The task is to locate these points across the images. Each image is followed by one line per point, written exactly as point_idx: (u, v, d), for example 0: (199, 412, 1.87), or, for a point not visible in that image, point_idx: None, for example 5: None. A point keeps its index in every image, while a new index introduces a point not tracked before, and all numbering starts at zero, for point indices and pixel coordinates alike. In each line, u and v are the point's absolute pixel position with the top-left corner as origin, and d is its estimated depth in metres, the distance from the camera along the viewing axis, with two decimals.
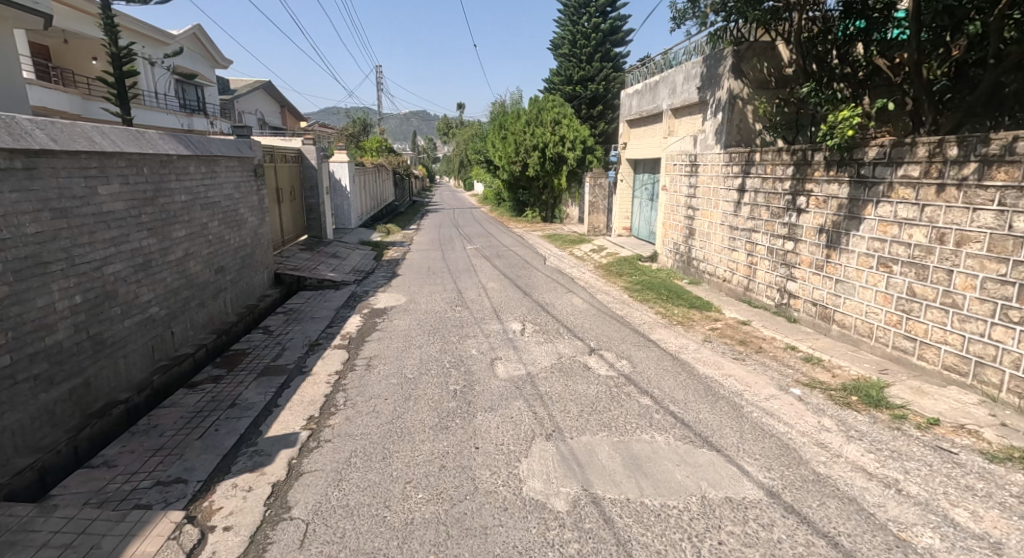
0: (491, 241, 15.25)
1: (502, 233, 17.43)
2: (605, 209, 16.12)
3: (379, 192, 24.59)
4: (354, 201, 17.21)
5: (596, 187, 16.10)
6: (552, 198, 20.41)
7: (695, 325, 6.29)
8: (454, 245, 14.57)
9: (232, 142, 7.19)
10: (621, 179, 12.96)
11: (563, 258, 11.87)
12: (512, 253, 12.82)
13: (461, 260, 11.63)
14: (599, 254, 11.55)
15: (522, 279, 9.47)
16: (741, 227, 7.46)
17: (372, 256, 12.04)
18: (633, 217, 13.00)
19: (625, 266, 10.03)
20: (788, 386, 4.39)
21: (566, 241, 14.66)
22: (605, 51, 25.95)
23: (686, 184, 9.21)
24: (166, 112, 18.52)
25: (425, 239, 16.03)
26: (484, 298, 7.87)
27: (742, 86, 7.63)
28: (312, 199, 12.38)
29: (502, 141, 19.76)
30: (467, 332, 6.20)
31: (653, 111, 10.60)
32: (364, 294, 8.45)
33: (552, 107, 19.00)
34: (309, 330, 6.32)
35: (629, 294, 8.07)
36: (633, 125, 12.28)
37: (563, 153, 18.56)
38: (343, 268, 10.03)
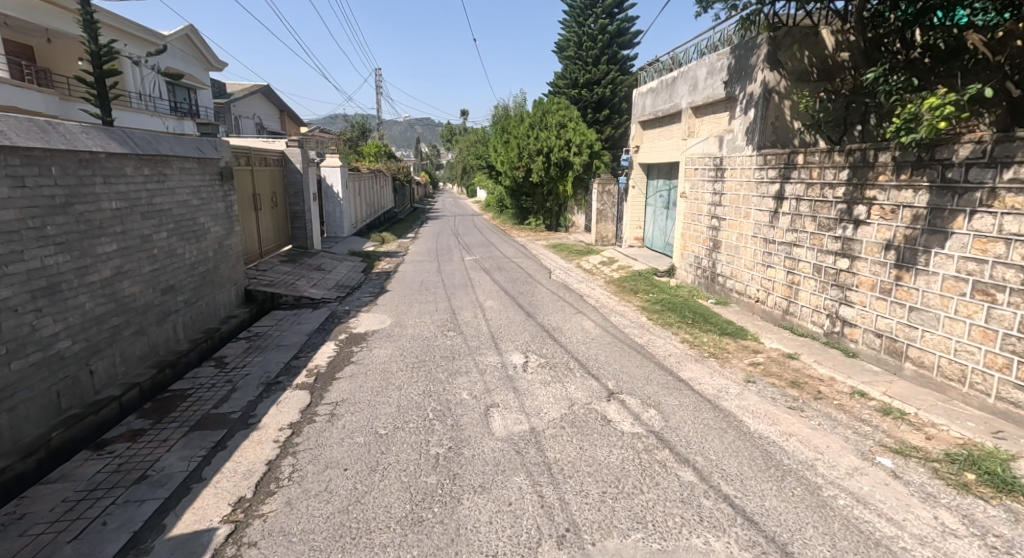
0: (492, 251, 14.26)
1: (505, 242, 16.44)
2: (613, 217, 15.13)
3: (377, 198, 23.69)
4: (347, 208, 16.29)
5: (605, 194, 15.13)
6: (557, 206, 19.46)
7: (731, 359, 5.27)
8: (452, 255, 13.58)
9: (190, 141, 6.24)
10: (633, 185, 11.98)
11: (570, 271, 10.86)
12: (514, 265, 11.82)
13: (459, 273, 10.65)
14: (609, 267, 10.53)
15: (525, 296, 8.46)
16: (779, 240, 6.44)
17: (362, 269, 11.07)
18: (646, 227, 12.00)
19: (641, 282, 9.01)
20: (872, 454, 3.36)
21: (572, 251, 13.65)
22: (612, 53, 25.12)
23: (710, 190, 8.21)
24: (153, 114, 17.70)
25: (422, 249, 15.05)
26: (481, 320, 6.87)
27: (779, 78, 6.64)
28: (298, 206, 11.43)
29: (505, 145, 18.83)
30: (459, 366, 5.18)
31: (671, 111, 9.63)
32: (345, 314, 7.47)
33: (558, 110, 18.07)
34: (273, 362, 5.34)
35: (647, 316, 7.06)
36: (648, 126, 11.31)
37: (569, 158, 17.60)
38: (327, 283, 9.05)
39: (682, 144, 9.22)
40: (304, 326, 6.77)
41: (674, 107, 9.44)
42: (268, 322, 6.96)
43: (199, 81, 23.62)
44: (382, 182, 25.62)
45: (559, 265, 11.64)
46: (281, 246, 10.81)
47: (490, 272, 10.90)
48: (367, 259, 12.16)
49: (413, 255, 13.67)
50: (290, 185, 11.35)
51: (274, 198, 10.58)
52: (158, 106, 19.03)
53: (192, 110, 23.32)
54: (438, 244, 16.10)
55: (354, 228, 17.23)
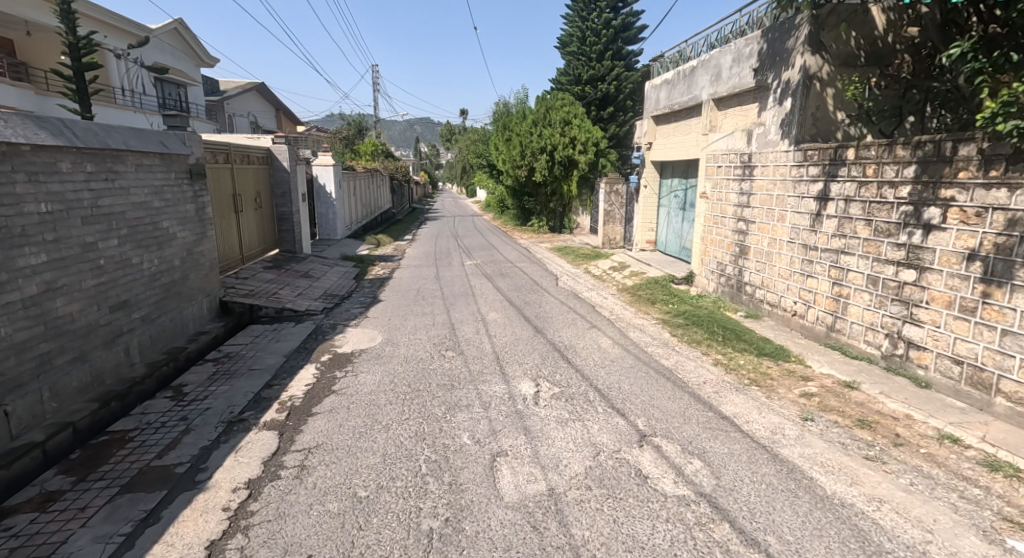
0: (494, 254, 13.49)
1: (507, 245, 15.67)
2: (621, 219, 14.38)
3: (373, 198, 22.92)
4: (340, 209, 15.53)
5: (612, 194, 14.38)
6: (561, 206, 18.69)
7: (777, 387, 4.52)
8: (452, 259, 12.81)
9: (150, 134, 5.45)
10: (644, 184, 11.22)
11: (578, 278, 10.09)
12: (518, 270, 11.04)
13: (458, 280, 9.88)
14: (621, 274, 9.77)
15: (531, 307, 7.69)
16: (822, 247, 5.67)
17: (354, 275, 10.29)
18: (659, 230, 11.24)
19: (658, 290, 8.25)
20: (996, 532, 2.58)
21: (579, 255, 12.88)
22: (616, 49, 24.43)
23: (736, 190, 7.44)
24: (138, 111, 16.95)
25: (419, 252, 14.27)
26: (484, 336, 6.11)
27: (821, 63, 5.87)
28: (286, 207, 10.66)
29: (506, 143, 18.05)
30: (460, 397, 4.41)
31: (690, 104, 8.86)
32: (332, 329, 6.70)
33: (562, 106, 17.31)
34: (240, 392, 4.54)
35: (670, 332, 6.30)
36: (662, 122, 10.54)
37: (573, 156, 16.85)
38: (314, 292, 8.28)
39: (702, 139, 8.45)
40: (283, 344, 5.97)
41: (694, 100, 8.68)
42: (244, 339, 6.18)
43: (188, 76, 22.89)
44: (379, 182, 24.84)
45: (565, 270, 10.87)
46: (266, 251, 10.04)
47: (492, 278, 10.13)
48: (360, 264, 11.39)
49: (410, 259, 12.89)
50: (277, 185, 10.58)
51: (258, 199, 9.80)
52: (143, 102, 18.26)
53: (177, 105, 22.56)
54: (436, 247, 15.30)
55: (348, 229, 16.49)
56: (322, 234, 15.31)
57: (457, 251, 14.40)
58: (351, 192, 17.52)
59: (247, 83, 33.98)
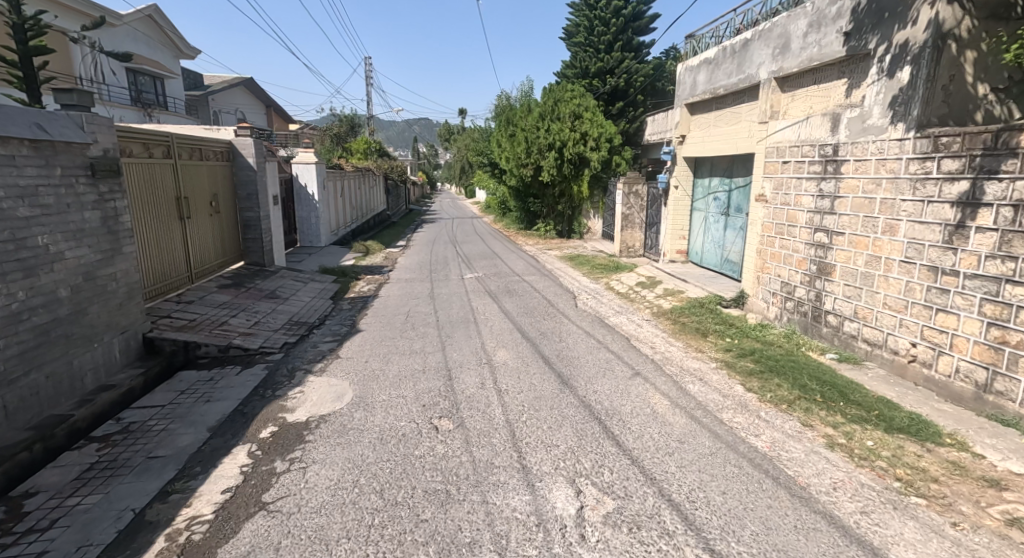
0: (498, 265, 11.86)
1: (512, 253, 14.08)
2: (641, 224, 12.83)
3: (364, 200, 21.41)
4: (324, 212, 13.94)
5: (631, 196, 12.82)
6: (571, 209, 17.07)
7: (958, 501, 2.88)
8: (451, 271, 11.19)
9: (14, 109, 3.80)
10: (676, 184, 9.63)
11: (600, 298, 8.44)
12: (527, 287, 9.41)
13: (457, 301, 8.24)
14: (652, 295, 8.14)
15: (551, 341, 6.07)
16: (967, 272, 4.05)
17: (333, 294, 8.64)
18: (695, 238, 9.62)
19: (708, 320, 6.60)
20: None
21: (597, 266, 11.25)
22: (626, 39, 23.08)
23: (814, 192, 5.81)
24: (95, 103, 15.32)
25: (412, 262, 12.65)
26: (494, 396, 4.48)
27: (960, 17, 4.26)
28: (254, 212, 9.02)
29: (511, 140, 16.49)
30: (460, 526, 2.78)
31: (743, 86, 7.23)
32: (290, 376, 5.03)
33: (571, 98, 15.79)
34: (111, 513, 2.87)
35: (744, 386, 4.64)
36: (699, 111, 8.92)
37: (585, 153, 15.29)
38: (276, 322, 6.59)
39: (761, 129, 6.82)
40: (214, 408, 4.27)
41: (748, 81, 7.07)
42: (163, 396, 4.50)
43: (162, 67, 21.49)
44: (371, 182, 23.24)
45: (583, 288, 9.23)
46: (225, 267, 8.33)
47: (499, 298, 8.52)
48: (343, 279, 9.76)
49: (402, 271, 11.27)
50: (242, 186, 8.92)
51: (215, 204, 8.10)
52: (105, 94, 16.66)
53: (149, 98, 21.20)
54: (432, 256, 13.69)
55: (334, 236, 14.91)
56: (304, 241, 13.75)
57: (456, 260, 12.81)
58: (338, 192, 15.96)
59: (235, 78, 32.43)
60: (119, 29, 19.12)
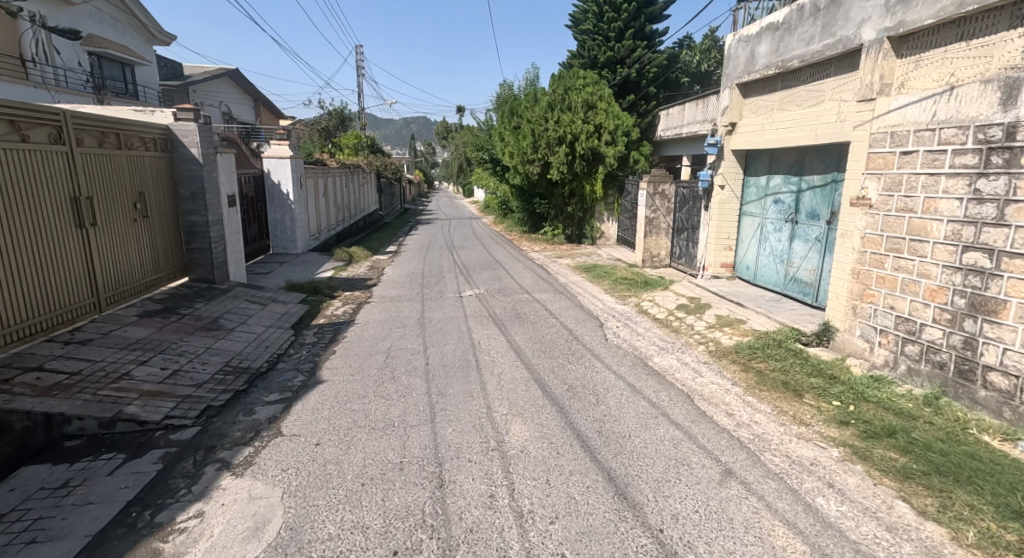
0: (503, 277, 10.17)
1: (519, 262, 12.28)
2: (668, 229, 11.17)
3: (353, 201, 19.76)
4: (301, 215, 12.20)
5: (655, 197, 11.18)
6: (582, 211, 15.33)
7: None
8: (447, 286, 9.42)
9: None
10: (722, 183, 7.95)
11: (634, 330, 6.67)
12: (539, 310, 7.63)
13: (453, 332, 6.49)
14: (703, 326, 6.38)
15: (584, 403, 4.31)
16: None
17: (297, 321, 6.86)
18: (747, 250, 7.89)
19: (797, 370, 4.81)
20: None
21: (620, 282, 9.48)
22: (638, 27, 21.64)
23: (966, 193, 4.04)
24: (27, 84, 13.53)
25: (402, 273, 10.88)
26: (514, 531, 2.72)
27: None
28: (200, 216, 7.26)
29: (515, 133, 14.83)
30: None
31: (831, 54, 5.51)
32: (194, 476, 3.26)
33: (584, 86, 14.21)
34: None
35: (913, 506, 2.88)
36: (756, 93, 7.20)
37: (600, 147, 13.75)
38: (205, 370, 4.78)
39: (861, 109, 5.10)
40: None
41: (840, 46, 5.35)
42: None
43: (134, 54, 20.07)
44: (360, 181, 21.45)
45: (609, 313, 7.46)
46: (156, 287, 6.55)
47: (506, 327, 6.75)
48: (314, 299, 8.00)
49: (388, 286, 9.52)
50: (185, 184, 7.16)
51: (142, 206, 6.33)
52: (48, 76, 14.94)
53: (117, 87, 19.77)
54: (426, 266, 11.90)
55: (313, 241, 13.13)
56: (279, 247, 12.04)
57: (455, 271, 11.03)
58: (319, 192, 14.25)
59: (218, 70, 30.68)
60: (78, 9, 17.59)
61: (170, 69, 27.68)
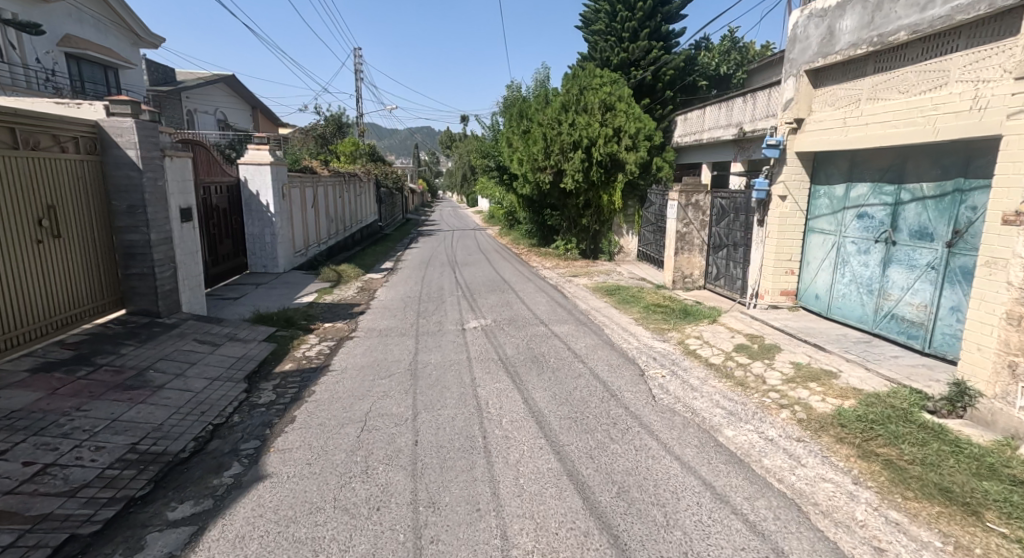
0: (513, 302, 8.76)
1: (529, 283, 10.83)
2: (702, 246, 9.76)
3: (348, 212, 18.49)
4: (283, 228, 10.83)
5: (688, 209, 9.79)
6: (598, 224, 13.91)
7: None
8: (448, 315, 7.99)
9: None
10: (784, 193, 6.51)
11: (685, 383, 5.18)
12: (560, 350, 6.16)
13: (454, 386, 5.04)
14: (777, 380, 4.88)
15: (655, 535, 2.79)
16: None
17: (257, 368, 5.41)
18: (816, 275, 6.41)
19: (954, 468, 3.25)
20: None
21: (651, 311, 8.01)
22: (654, 26, 20.50)
23: None
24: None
25: (396, 297, 9.47)
26: None
27: None
28: (140, 234, 5.84)
29: (525, 137, 13.50)
30: None
31: (967, 19, 4.10)
32: None
33: (601, 86, 12.93)
34: None
35: None
36: (835, 80, 5.78)
37: (620, 153, 12.45)
38: (94, 462, 3.31)
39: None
40: None
41: (986, 6, 3.94)
42: None
43: (118, 56, 19.01)
44: (356, 190, 20.08)
45: (647, 357, 5.98)
46: (70, 326, 5.14)
47: (520, 377, 5.29)
48: (284, 335, 6.56)
49: (379, 314, 8.09)
50: (121, 194, 5.75)
51: (51, 223, 4.93)
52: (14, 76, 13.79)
53: (97, 89, 18.67)
54: (424, 287, 10.46)
55: (298, 258, 11.73)
56: (259, 266, 10.67)
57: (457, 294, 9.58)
58: (307, 202, 12.91)
59: (212, 76, 29.66)
60: (55, 7, 16.45)
61: (160, 74, 26.51)
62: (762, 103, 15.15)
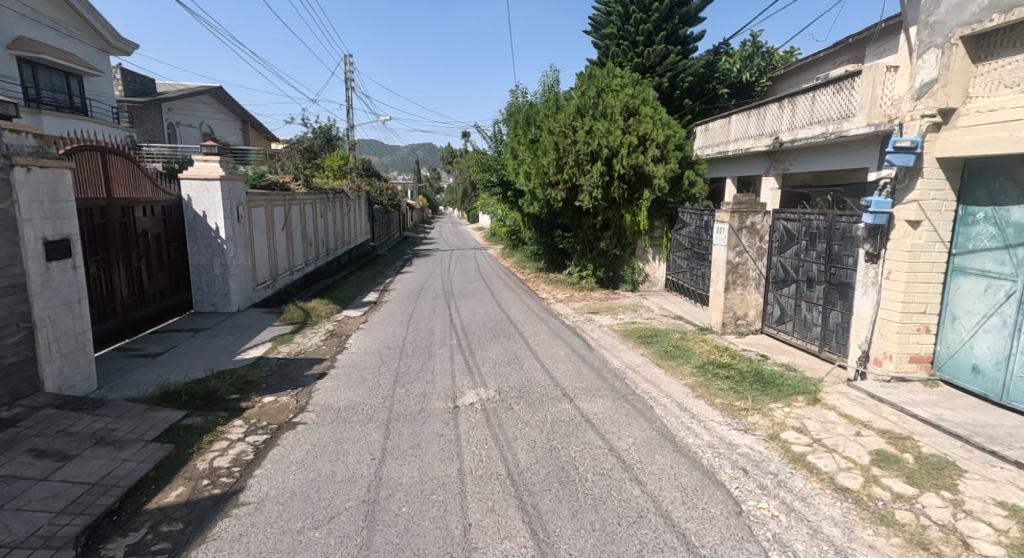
0: (525, 359, 6.75)
1: (541, 325, 8.84)
2: (761, 279, 7.91)
3: (333, 234, 16.57)
4: (237, 257, 8.85)
5: (741, 235, 7.84)
6: (620, 248, 11.94)
7: None
8: (437, 380, 5.95)
9: None
10: (916, 217, 4.51)
11: (821, 539, 3.09)
12: (599, 458, 4.10)
13: (437, 550, 2.99)
14: (997, 547, 2.79)
15: None
16: None
17: (117, 503, 3.35)
18: (972, 338, 4.38)
19: None
20: None
21: (708, 375, 5.95)
22: (671, 29, 18.96)
23: None
24: None
25: (373, 348, 7.45)
26: None
27: None
28: None
29: (534, 146, 11.62)
30: None
31: None
32: None
33: (622, 87, 11.11)
34: None
35: None
36: (1017, 48, 3.83)
37: (646, 164, 10.54)
38: None
39: None
40: None
41: None
42: None
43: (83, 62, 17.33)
44: (342, 209, 18.15)
45: (733, 470, 3.90)
46: None
47: (545, 527, 3.21)
48: (195, 425, 4.52)
49: (344, 379, 6.06)
50: None
51: None
52: None
53: (56, 98, 16.91)
54: (410, 331, 8.43)
55: (257, 292, 9.70)
56: (209, 304, 8.69)
57: (451, 343, 7.55)
58: (274, 223, 10.95)
59: (198, 88, 28.17)
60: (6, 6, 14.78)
61: (138, 85, 24.80)
62: (803, 108, 13.41)
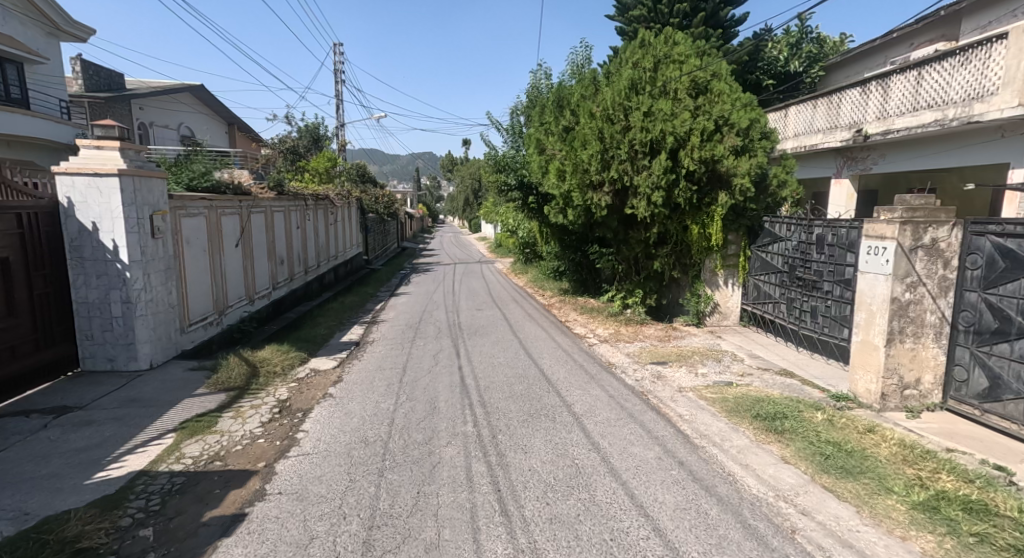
0: (597, 476, 4.02)
1: (594, 391, 6.06)
2: (942, 329, 5.12)
3: (312, 249, 13.82)
4: (154, 289, 6.11)
5: (916, 258, 5.03)
6: (680, 268, 9.27)
7: None
8: (445, 547, 3.14)
9: None
10: None
11: None
12: None
13: None
14: None
15: None
16: None
17: None
18: None
19: None
20: None
21: (961, 533, 3.14)
22: (711, 9, 16.40)
23: None
24: None
25: (340, 444, 4.62)
26: None
27: None
28: None
29: (569, 135, 8.91)
30: None
31: None
32: None
33: (688, 56, 8.46)
34: None
35: None
36: None
37: (726, 157, 7.91)
38: None
39: None
40: None
41: None
42: None
43: (21, 46, 14.69)
44: (326, 218, 15.43)
45: None
46: None
47: None
48: None
49: (271, 540, 3.22)
50: None
51: None
52: None
53: None
54: (399, 406, 5.58)
55: (185, 335, 6.93)
56: (109, 357, 5.92)
57: (465, 438, 4.72)
58: (222, 235, 8.26)
59: (175, 85, 25.67)
60: None
61: (102, 80, 22.17)
62: (899, 91, 10.68)
